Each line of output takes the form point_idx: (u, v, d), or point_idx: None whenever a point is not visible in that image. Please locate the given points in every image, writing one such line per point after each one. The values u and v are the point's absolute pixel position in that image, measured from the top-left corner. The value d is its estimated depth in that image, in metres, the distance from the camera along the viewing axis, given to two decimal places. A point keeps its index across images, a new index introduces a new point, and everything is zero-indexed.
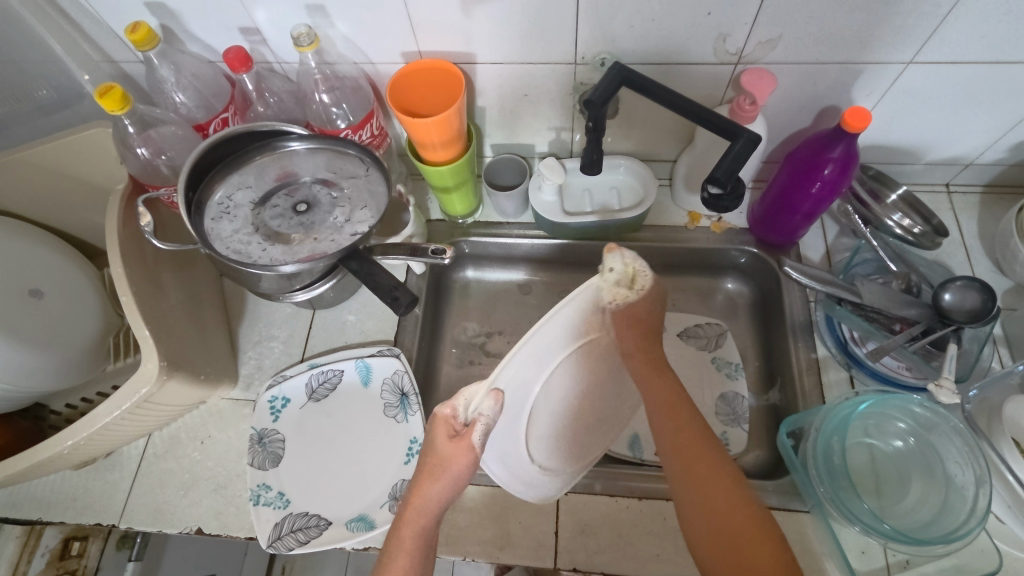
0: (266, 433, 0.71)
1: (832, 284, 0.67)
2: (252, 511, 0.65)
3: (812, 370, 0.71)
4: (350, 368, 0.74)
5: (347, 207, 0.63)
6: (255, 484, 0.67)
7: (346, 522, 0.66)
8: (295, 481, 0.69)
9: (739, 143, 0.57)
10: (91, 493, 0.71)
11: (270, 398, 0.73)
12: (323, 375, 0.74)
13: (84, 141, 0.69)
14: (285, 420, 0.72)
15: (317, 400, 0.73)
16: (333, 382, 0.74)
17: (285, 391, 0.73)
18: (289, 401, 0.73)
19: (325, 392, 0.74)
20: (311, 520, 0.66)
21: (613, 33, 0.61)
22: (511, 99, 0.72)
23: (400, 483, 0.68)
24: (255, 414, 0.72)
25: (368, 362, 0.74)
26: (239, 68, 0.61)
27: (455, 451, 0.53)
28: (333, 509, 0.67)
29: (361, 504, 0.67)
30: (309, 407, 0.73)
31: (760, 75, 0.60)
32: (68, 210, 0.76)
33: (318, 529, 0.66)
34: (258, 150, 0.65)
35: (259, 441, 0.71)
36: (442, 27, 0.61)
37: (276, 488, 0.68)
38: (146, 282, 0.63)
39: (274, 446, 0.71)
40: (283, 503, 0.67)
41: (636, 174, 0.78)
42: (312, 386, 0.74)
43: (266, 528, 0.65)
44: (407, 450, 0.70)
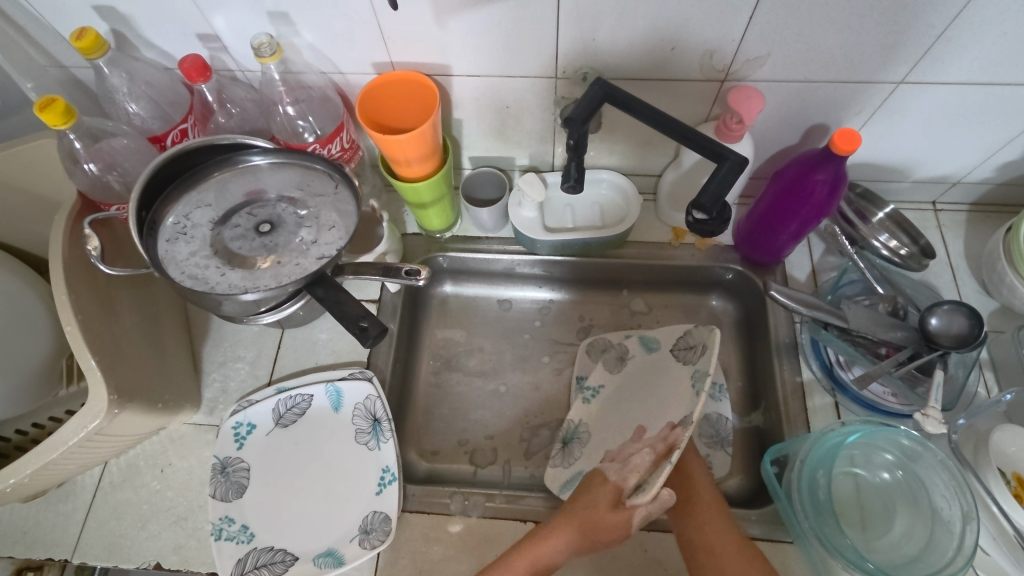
0: (229, 462, 0.68)
1: (818, 309, 0.64)
2: (214, 548, 0.62)
3: (798, 395, 0.69)
4: (320, 393, 0.71)
5: (313, 227, 0.59)
6: (216, 518, 0.64)
7: (314, 557, 0.63)
8: (260, 513, 0.66)
9: (724, 166, 0.54)
10: (42, 526, 0.67)
11: (234, 424, 0.69)
12: (291, 400, 0.71)
13: (30, 152, 0.65)
14: (251, 447, 0.69)
15: (285, 426, 0.70)
16: (301, 407, 0.71)
17: (250, 416, 0.70)
18: (254, 428, 0.69)
19: (293, 418, 0.70)
20: (276, 555, 0.63)
21: (596, 47, 0.58)
22: (489, 111, 0.69)
23: (371, 515, 0.65)
24: (218, 441, 0.68)
25: (339, 386, 0.71)
26: (197, 78, 0.58)
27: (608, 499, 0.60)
28: (300, 543, 0.64)
29: (331, 537, 0.65)
30: (276, 434, 0.70)
31: (747, 94, 0.58)
32: (16, 225, 0.71)
33: (284, 565, 0.63)
34: (217, 166, 0.61)
35: (222, 471, 0.67)
36: (414, 37, 0.58)
37: (240, 521, 0.65)
38: (95, 305, 0.59)
39: (238, 475, 0.67)
40: (246, 537, 0.64)
41: (619, 189, 0.76)
42: (280, 411, 0.70)
43: (229, 565, 0.62)
44: (379, 480, 0.67)
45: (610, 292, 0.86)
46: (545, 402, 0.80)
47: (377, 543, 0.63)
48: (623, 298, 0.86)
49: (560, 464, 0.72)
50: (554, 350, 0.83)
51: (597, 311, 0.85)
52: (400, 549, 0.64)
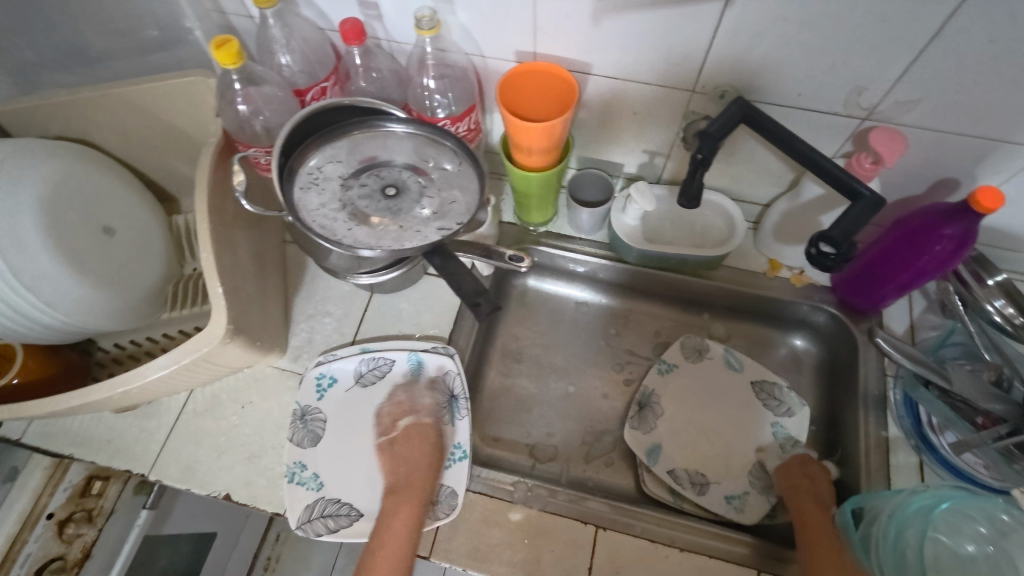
0: (309, 410, 0.70)
1: (922, 363, 0.63)
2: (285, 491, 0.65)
3: (881, 449, 0.68)
4: (402, 360, 0.73)
5: (436, 198, 0.61)
6: (290, 462, 0.66)
7: (378, 517, 0.65)
8: (332, 465, 0.68)
9: (858, 205, 0.53)
10: (125, 439, 0.71)
11: (317, 374, 0.71)
12: (373, 361, 0.73)
13: (180, 88, 0.68)
14: (330, 399, 0.71)
15: (364, 385, 0.72)
16: (382, 370, 0.72)
17: (333, 370, 0.72)
18: (335, 381, 0.72)
19: (372, 379, 0.72)
20: (342, 508, 0.66)
21: (744, 67, 0.58)
22: (614, 115, 0.69)
23: (440, 487, 0.67)
24: (301, 389, 0.70)
25: (421, 357, 0.73)
26: (352, 42, 0.60)
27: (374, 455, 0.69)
28: (366, 501, 0.67)
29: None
30: (355, 391, 0.72)
31: (891, 135, 0.57)
32: (149, 153, 0.75)
33: (350, 519, 0.65)
34: (356, 126, 0.62)
35: (302, 417, 0.69)
36: (566, 32, 0.59)
37: (312, 469, 0.67)
38: (223, 240, 0.62)
39: (314, 425, 0.69)
40: (315, 486, 0.66)
41: (723, 212, 0.76)
42: (361, 370, 0.72)
43: (298, 509, 0.64)
44: (451, 455, 0.69)
45: (689, 313, 0.85)
46: (611, 410, 0.80)
47: (443, 515, 0.65)
48: (703, 321, 0.85)
49: (637, 425, 0.76)
50: (627, 360, 0.83)
51: (675, 329, 0.85)
52: (459, 527, 0.65)
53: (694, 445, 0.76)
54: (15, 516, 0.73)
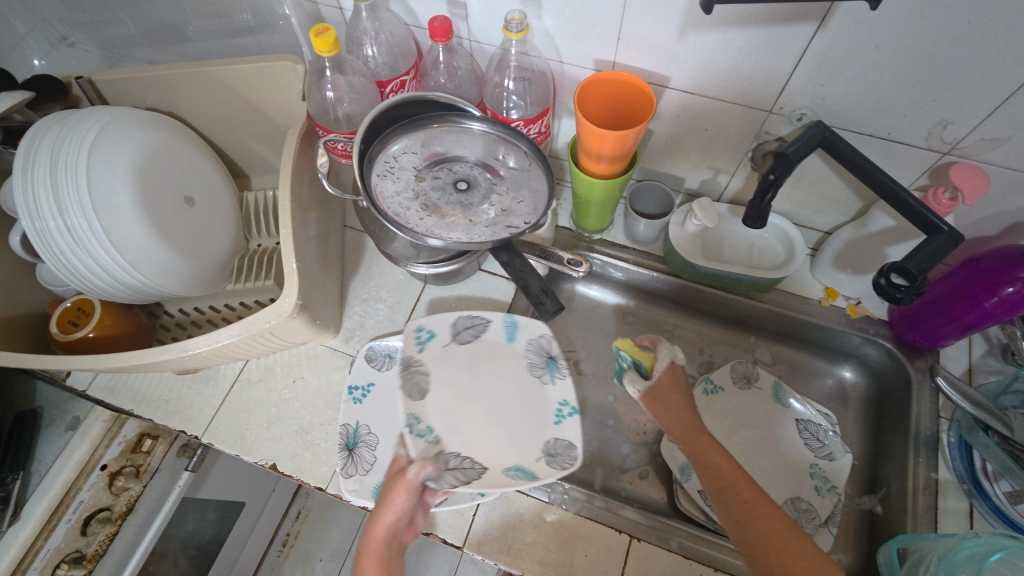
0: (411, 362, 0.73)
1: (984, 408, 0.65)
2: (407, 439, 0.67)
3: (929, 491, 0.66)
4: (498, 321, 0.75)
5: (505, 196, 0.62)
6: (406, 414, 0.69)
7: (505, 470, 0.67)
8: (440, 417, 0.71)
9: (936, 239, 0.53)
10: (183, 400, 0.74)
11: (417, 327, 0.74)
12: (469, 320, 0.75)
13: (267, 71, 0.71)
14: (430, 351, 0.74)
15: (459, 342, 0.74)
16: (477, 329, 0.75)
17: (430, 325, 0.74)
18: (434, 335, 0.74)
19: (468, 337, 0.75)
20: (465, 462, 0.67)
21: (825, 92, 0.58)
22: (685, 129, 0.69)
23: (555, 441, 0.69)
24: (403, 340, 0.73)
25: (516, 320, 0.75)
26: (440, 38, 0.61)
27: (405, 484, 0.61)
28: (487, 456, 0.68)
29: (518, 456, 0.68)
30: (452, 347, 0.74)
31: (974, 172, 0.56)
32: (230, 131, 0.79)
33: (474, 472, 0.67)
34: (436, 119, 0.62)
35: (407, 368, 0.72)
36: (649, 44, 0.60)
37: (426, 422, 0.70)
38: (297, 218, 0.65)
39: (418, 377, 0.72)
40: (432, 439, 0.69)
41: (783, 235, 0.75)
42: (457, 327, 0.74)
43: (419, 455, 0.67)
44: (558, 411, 0.70)
45: (736, 334, 0.85)
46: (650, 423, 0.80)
47: (565, 465, 0.66)
48: (749, 343, 0.84)
49: None
50: None
51: (721, 349, 0.84)
52: (495, 521, 0.66)
53: None
54: (73, 463, 0.76)
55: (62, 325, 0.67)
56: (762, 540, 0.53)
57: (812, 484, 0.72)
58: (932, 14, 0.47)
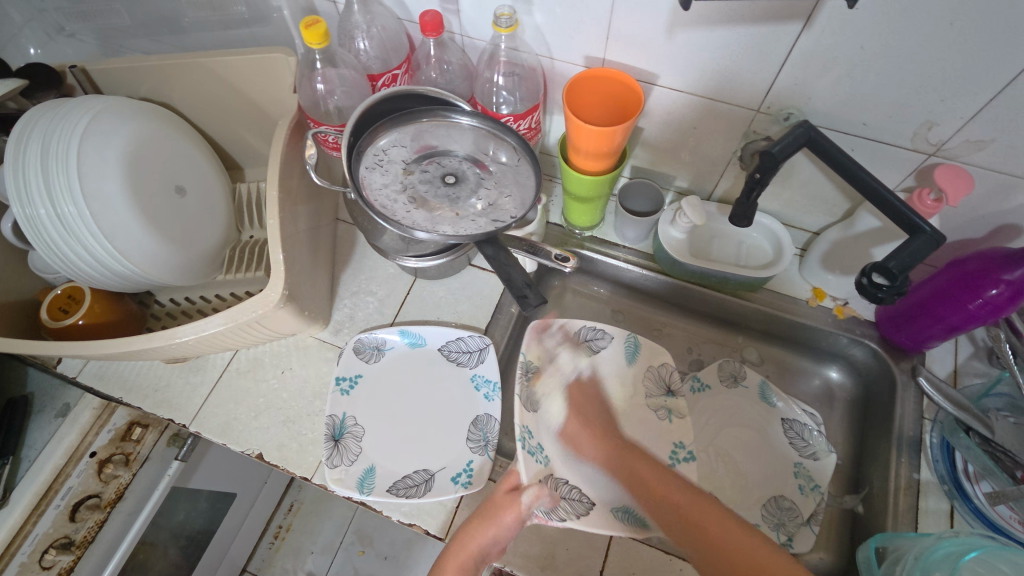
0: (530, 366, 0.71)
1: (965, 409, 0.64)
2: (523, 456, 0.64)
3: (911, 491, 0.66)
4: (622, 339, 0.77)
5: (493, 190, 0.63)
6: (524, 427, 0.65)
7: (613, 508, 0.64)
8: (548, 433, 0.69)
9: (918, 239, 0.53)
10: (172, 389, 0.74)
11: (542, 329, 0.75)
12: (592, 332, 0.77)
13: (259, 64, 0.71)
14: (547, 358, 0.74)
15: (579, 352, 0.76)
16: (599, 342, 0.76)
17: (552, 329, 0.75)
18: (554, 340, 0.75)
19: (587, 349, 0.76)
20: (575, 493, 0.64)
21: (812, 92, 0.58)
22: (674, 128, 0.70)
23: None
24: (528, 339, 0.73)
25: (638, 343, 0.77)
26: (430, 33, 0.61)
27: (513, 510, 0.61)
28: (593, 490, 0.65)
29: (623, 496, 0.65)
30: (569, 357, 0.75)
31: (957, 173, 0.56)
32: (224, 122, 0.79)
33: (583, 505, 0.63)
34: (426, 113, 0.62)
35: (525, 373, 0.70)
36: (638, 41, 0.60)
37: (537, 439, 0.67)
38: (286, 207, 0.65)
39: (532, 385, 0.71)
40: (543, 459, 0.66)
41: (772, 235, 0.75)
42: (579, 337, 0.76)
43: (533, 479, 0.64)
44: (673, 453, 0.71)
45: (725, 332, 0.85)
46: None
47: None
48: (737, 343, 0.85)
49: None
50: None
51: (709, 347, 0.85)
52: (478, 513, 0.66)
53: (711, 468, 0.75)
54: (63, 449, 0.76)
55: (52, 312, 0.68)
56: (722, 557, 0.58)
57: (795, 483, 0.73)
58: (915, 14, 0.47)
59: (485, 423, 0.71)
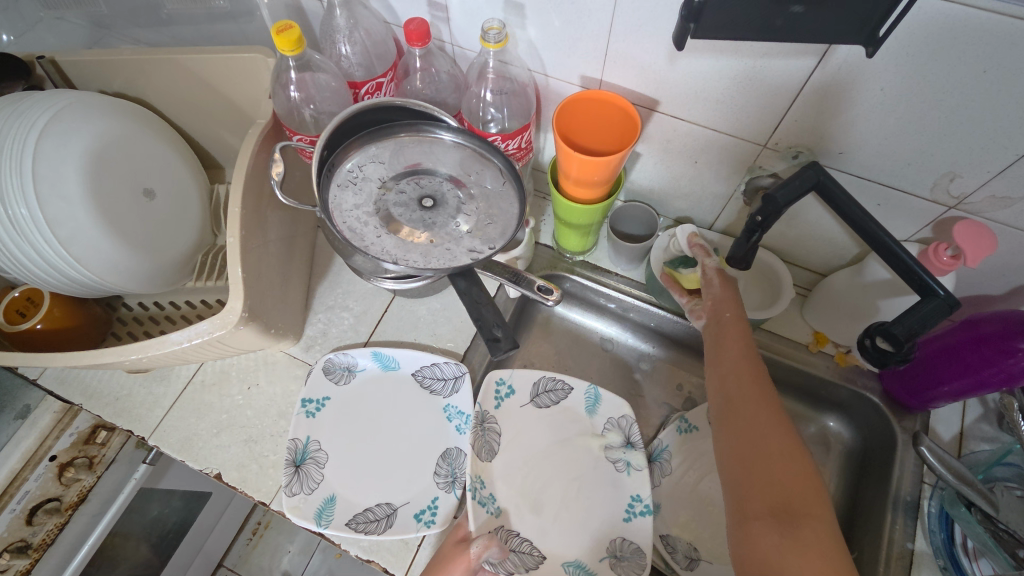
0: (486, 418, 0.68)
1: (968, 483, 0.57)
2: (472, 506, 0.62)
3: (903, 561, 0.62)
4: (582, 390, 0.72)
5: (473, 217, 0.58)
6: (473, 477, 0.64)
7: (563, 564, 0.63)
8: (506, 485, 0.67)
9: (929, 302, 0.48)
10: (134, 398, 0.71)
11: (497, 380, 0.70)
12: (551, 383, 0.72)
13: (238, 63, 0.67)
14: (505, 409, 0.70)
15: (539, 404, 0.71)
16: (558, 394, 0.72)
17: (512, 380, 0.71)
18: (513, 392, 0.71)
19: (548, 401, 0.72)
20: (526, 547, 0.63)
21: (824, 131, 0.53)
22: (674, 156, 0.65)
23: (620, 541, 0.64)
24: (482, 393, 0.69)
25: (599, 393, 0.71)
26: (415, 42, 0.57)
27: (461, 561, 0.58)
28: (546, 543, 0.64)
29: (576, 549, 0.64)
30: (529, 409, 0.71)
31: (978, 231, 0.51)
32: (203, 120, 0.76)
33: (534, 560, 0.63)
34: (405, 128, 0.57)
35: (481, 424, 0.68)
36: (637, 64, 0.55)
37: (489, 489, 0.66)
38: (255, 220, 0.62)
39: (490, 434, 0.68)
40: (493, 510, 0.65)
41: (773, 274, 0.70)
42: (538, 389, 0.72)
43: (481, 530, 0.62)
44: (628, 507, 0.66)
45: None
46: None
47: (629, 575, 0.61)
48: None
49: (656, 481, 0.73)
50: (644, 408, 0.79)
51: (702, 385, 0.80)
52: None
53: (694, 516, 0.70)
54: (20, 453, 0.74)
55: (9, 315, 0.65)
56: (753, 451, 0.52)
57: None
58: (942, 59, 0.42)
59: (454, 458, 0.67)
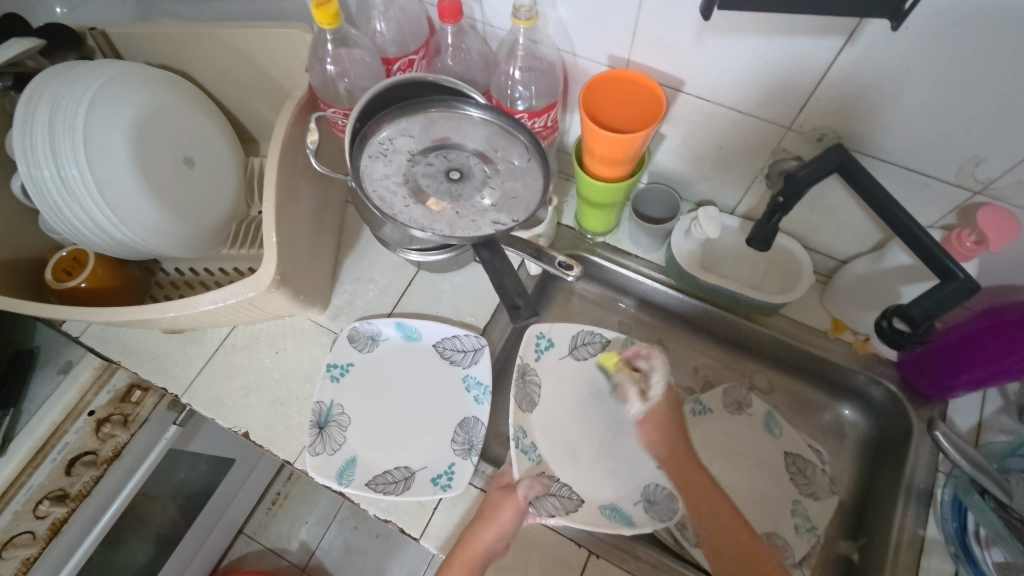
0: (527, 370, 0.71)
1: (984, 471, 0.57)
2: (514, 454, 0.65)
3: (913, 547, 0.62)
4: (621, 344, 0.74)
5: (497, 190, 0.60)
6: (517, 428, 0.68)
7: (602, 507, 0.66)
8: (544, 435, 0.70)
9: (949, 285, 0.48)
10: (169, 357, 0.75)
11: (538, 334, 0.72)
12: (590, 337, 0.74)
13: (276, 38, 0.69)
14: (546, 361, 0.73)
15: (576, 357, 0.74)
16: (596, 346, 0.74)
17: (551, 334, 0.73)
18: (552, 345, 0.73)
19: (586, 353, 0.74)
20: (566, 491, 0.66)
21: (849, 113, 0.54)
22: (700, 138, 0.66)
23: (654, 487, 0.68)
24: (523, 346, 0.71)
25: (638, 348, 0.74)
26: (448, 19, 0.58)
27: (510, 500, 0.61)
28: (586, 487, 0.67)
29: (613, 494, 0.67)
30: (567, 362, 0.74)
31: (1002, 216, 0.51)
32: (241, 94, 0.78)
33: (574, 502, 0.66)
34: (436, 103, 0.60)
35: (522, 375, 0.71)
36: (665, 43, 0.56)
37: (531, 437, 0.69)
38: (288, 190, 0.64)
39: (531, 386, 0.71)
40: (536, 458, 0.68)
41: (793, 259, 0.70)
42: (576, 342, 0.74)
43: (524, 474, 0.65)
44: None
45: (736, 356, 0.80)
46: None
47: (660, 518, 0.65)
48: (747, 367, 0.80)
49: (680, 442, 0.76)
50: None
51: (718, 370, 0.80)
52: (456, 517, 0.65)
53: None
54: (61, 406, 0.79)
55: (57, 274, 0.68)
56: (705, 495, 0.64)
57: (791, 522, 0.70)
58: (970, 40, 0.43)
59: (471, 426, 0.69)
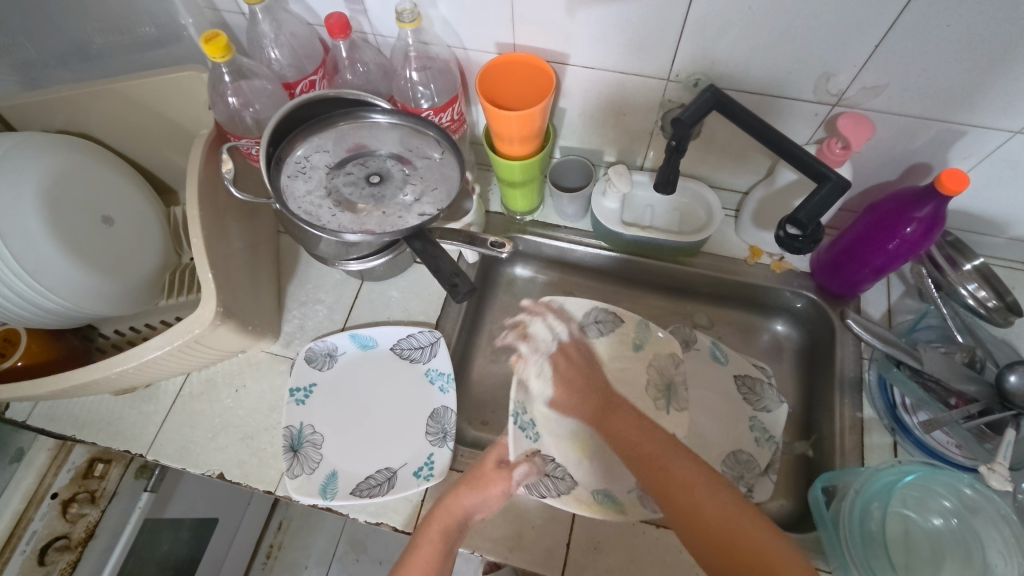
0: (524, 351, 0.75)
1: (892, 344, 0.65)
2: (512, 430, 0.68)
3: (855, 430, 0.69)
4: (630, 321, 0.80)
5: (418, 186, 0.62)
6: (515, 403, 0.70)
7: (592, 490, 0.66)
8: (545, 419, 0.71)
9: (824, 186, 0.55)
10: (125, 420, 0.74)
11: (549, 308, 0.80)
12: (600, 315, 0.80)
13: (174, 83, 0.70)
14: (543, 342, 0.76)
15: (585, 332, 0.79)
16: (606, 325, 0.79)
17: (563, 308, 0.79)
18: None
19: (596, 331, 0.79)
20: (559, 472, 0.67)
21: (714, 56, 0.60)
22: (596, 105, 0.71)
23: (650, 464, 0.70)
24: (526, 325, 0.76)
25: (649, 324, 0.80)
26: (338, 35, 0.61)
27: (500, 479, 0.64)
28: (581, 471, 0.67)
29: (608, 477, 0.67)
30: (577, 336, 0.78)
31: (859, 120, 0.58)
32: (149, 146, 0.79)
33: (566, 486, 0.66)
34: (342, 116, 0.64)
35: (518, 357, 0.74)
36: (543, 22, 0.61)
37: (528, 418, 0.70)
38: (214, 225, 0.65)
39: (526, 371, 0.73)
40: (533, 436, 0.69)
41: (702, 199, 0.77)
42: (589, 317, 0.79)
43: (519, 455, 0.67)
44: None
45: (675, 300, 0.87)
46: None
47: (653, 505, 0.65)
48: (686, 310, 0.86)
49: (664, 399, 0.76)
50: None
51: (661, 316, 0.87)
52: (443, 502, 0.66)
53: None
54: (21, 494, 0.77)
55: None
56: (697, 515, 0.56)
57: (751, 436, 0.74)
58: None
59: (442, 416, 0.71)
